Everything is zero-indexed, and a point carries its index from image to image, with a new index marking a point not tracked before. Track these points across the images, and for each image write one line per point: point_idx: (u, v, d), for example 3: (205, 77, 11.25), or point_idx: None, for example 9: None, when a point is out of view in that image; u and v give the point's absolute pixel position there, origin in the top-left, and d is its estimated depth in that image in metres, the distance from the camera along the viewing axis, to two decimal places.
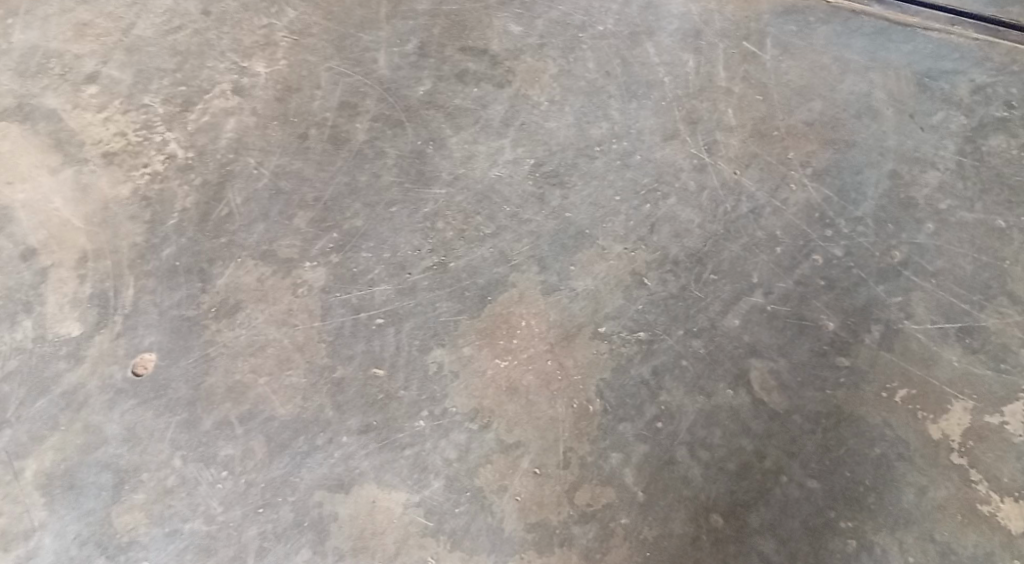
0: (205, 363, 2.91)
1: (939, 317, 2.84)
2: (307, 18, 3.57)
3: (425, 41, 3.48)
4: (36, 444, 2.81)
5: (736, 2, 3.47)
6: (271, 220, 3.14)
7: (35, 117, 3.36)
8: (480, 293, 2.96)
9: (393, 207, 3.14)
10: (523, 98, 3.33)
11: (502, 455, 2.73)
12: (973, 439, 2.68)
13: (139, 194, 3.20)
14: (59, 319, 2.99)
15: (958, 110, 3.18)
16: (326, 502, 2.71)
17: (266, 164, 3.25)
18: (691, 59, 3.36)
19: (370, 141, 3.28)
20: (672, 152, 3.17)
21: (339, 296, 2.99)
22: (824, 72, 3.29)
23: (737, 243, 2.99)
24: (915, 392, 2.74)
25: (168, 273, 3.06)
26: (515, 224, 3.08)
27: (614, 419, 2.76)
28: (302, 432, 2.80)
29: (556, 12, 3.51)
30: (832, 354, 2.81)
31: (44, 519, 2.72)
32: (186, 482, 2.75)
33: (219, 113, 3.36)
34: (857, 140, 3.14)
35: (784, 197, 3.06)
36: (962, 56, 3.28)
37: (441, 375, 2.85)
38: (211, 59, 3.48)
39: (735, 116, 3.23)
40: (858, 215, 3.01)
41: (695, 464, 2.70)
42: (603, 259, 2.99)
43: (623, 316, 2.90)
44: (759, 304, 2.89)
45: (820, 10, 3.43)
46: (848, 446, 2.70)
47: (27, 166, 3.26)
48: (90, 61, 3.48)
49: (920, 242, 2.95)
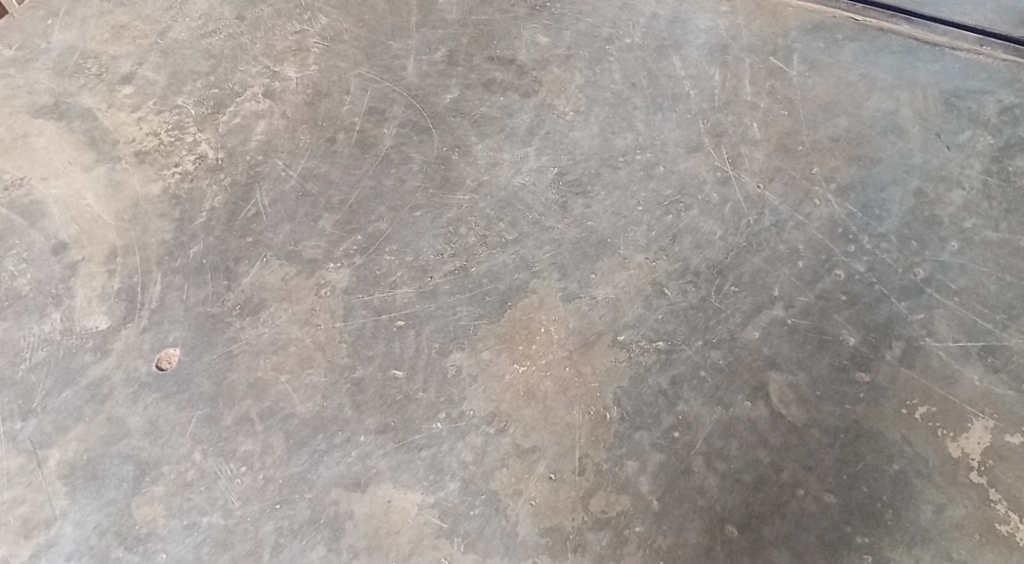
0: (228, 360, 2.95)
1: (962, 335, 2.82)
2: (339, 25, 3.63)
3: (454, 50, 3.53)
4: (60, 435, 2.86)
5: (765, 17, 3.48)
6: (297, 221, 3.19)
7: (71, 115, 3.44)
8: (500, 298, 2.99)
9: (417, 211, 3.18)
10: (549, 107, 3.36)
11: (518, 459, 2.75)
12: (994, 459, 2.66)
13: (169, 192, 3.27)
14: (87, 312, 3.05)
15: (985, 130, 3.16)
16: (343, 500, 2.73)
17: (294, 166, 3.30)
18: (717, 73, 3.38)
19: (396, 146, 3.32)
20: (696, 164, 3.19)
21: (361, 297, 3.03)
22: (850, 88, 3.29)
23: (758, 256, 2.99)
24: (936, 410, 2.72)
25: (195, 270, 3.11)
26: (537, 231, 3.10)
27: (631, 427, 2.77)
28: (321, 430, 2.83)
29: (584, 24, 3.54)
30: (852, 369, 2.80)
31: (66, 508, 2.76)
32: (205, 476, 2.79)
33: (250, 115, 3.42)
34: (883, 157, 3.14)
35: (807, 211, 3.06)
36: (990, 76, 3.27)
37: (460, 378, 2.87)
38: (244, 62, 3.55)
39: (760, 130, 3.24)
40: (882, 231, 3.00)
41: (711, 475, 2.70)
42: (624, 268, 3.01)
43: (642, 325, 2.91)
44: (780, 317, 2.89)
45: (848, 27, 3.43)
46: (865, 462, 2.68)
47: (62, 163, 3.34)
48: (126, 62, 3.56)
49: (944, 260, 2.94)
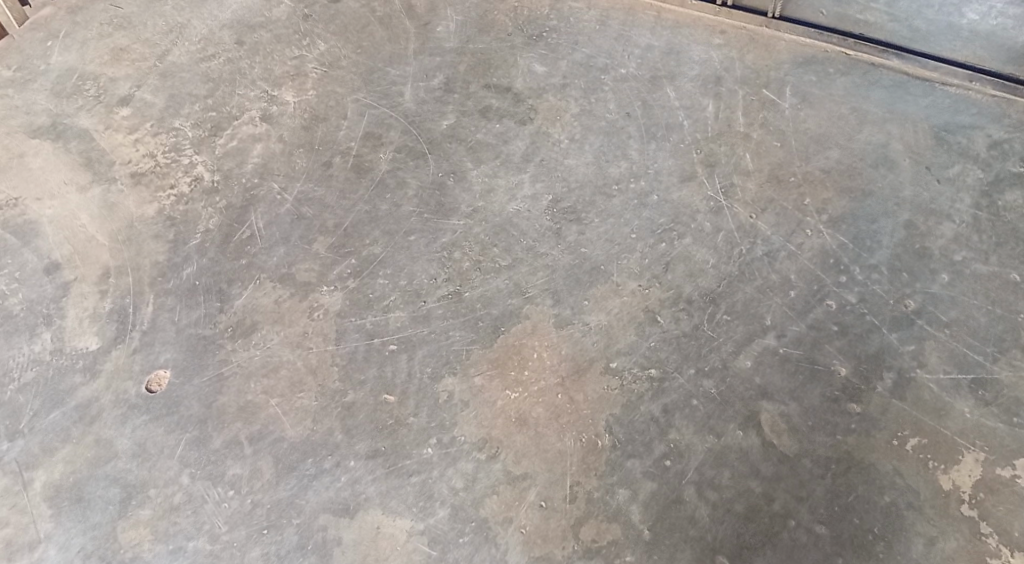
0: (219, 383, 2.93)
1: (952, 367, 2.82)
2: (337, 51, 3.70)
3: (451, 77, 3.58)
4: (47, 456, 2.82)
5: (757, 51, 3.56)
6: (292, 244, 3.20)
7: (67, 136, 3.48)
8: (493, 324, 2.99)
9: (411, 236, 3.19)
10: (544, 135, 3.40)
11: (508, 486, 2.72)
12: (984, 491, 2.63)
13: (164, 214, 3.28)
14: (78, 332, 3.04)
15: (975, 164, 3.20)
16: (331, 526, 2.69)
17: (289, 190, 3.33)
18: (711, 104, 3.43)
19: (392, 171, 3.35)
20: (689, 194, 3.21)
21: (354, 321, 3.03)
22: (842, 121, 3.34)
23: (751, 285, 3.01)
24: (927, 441, 2.71)
25: (188, 292, 3.11)
26: (531, 257, 3.11)
27: (622, 455, 2.75)
28: (311, 454, 2.80)
29: (579, 55, 3.62)
30: (844, 400, 2.79)
31: (50, 531, 2.71)
32: (193, 500, 2.74)
33: (247, 139, 3.46)
34: (874, 189, 3.17)
35: (799, 241, 3.08)
36: (979, 111, 3.32)
37: (451, 403, 2.85)
38: (242, 86, 3.61)
39: (753, 161, 3.27)
40: (873, 262, 3.02)
41: (702, 504, 2.67)
42: (617, 295, 3.02)
43: (634, 352, 2.91)
44: (772, 346, 2.89)
45: (839, 62, 3.49)
46: (857, 492, 2.66)
47: (57, 183, 3.36)
48: (124, 84, 3.63)
49: (934, 292, 2.95)
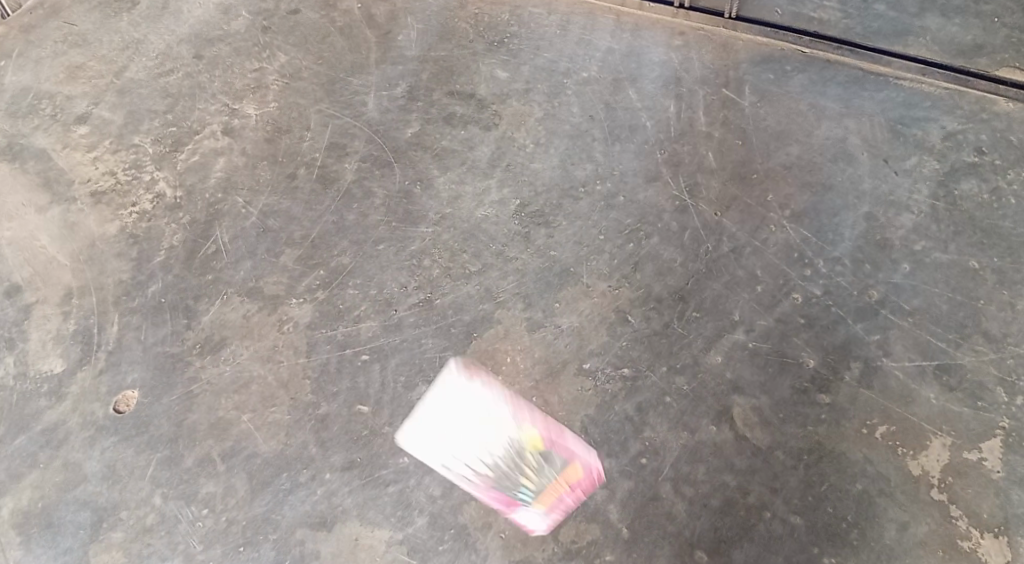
0: (189, 400, 2.89)
1: (918, 355, 2.86)
2: (299, 62, 3.70)
3: (414, 86, 3.60)
4: (14, 482, 2.77)
5: (716, 50, 3.61)
6: (259, 257, 3.18)
7: (25, 156, 3.44)
8: (465, 330, 2.99)
9: (379, 245, 3.18)
10: (508, 140, 3.42)
11: (486, 492, 2.70)
12: (953, 475, 2.65)
13: (126, 232, 3.24)
14: (41, 355, 2.98)
15: (930, 155, 3.27)
16: (309, 540, 2.65)
17: (254, 203, 3.30)
18: (672, 105, 3.47)
19: (358, 181, 3.34)
20: (654, 194, 3.25)
21: (325, 332, 3.00)
22: (801, 117, 3.40)
23: (718, 281, 3.04)
24: (895, 429, 2.73)
25: (154, 309, 3.07)
26: (500, 262, 3.12)
27: (599, 455, 2.74)
28: (286, 469, 2.76)
29: (541, 59, 3.64)
30: (814, 391, 2.81)
31: (20, 559, 2.64)
32: (166, 520, 2.69)
33: (209, 153, 3.44)
34: (834, 183, 3.23)
35: (764, 237, 3.12)
36: (933, 104, 3.39)
37: (425, 411, 2.84)
38: (202, 101, 3.60)
39: (716, 159, 3.32)
40: (837, 254, 3.07)
41: (679, 501, 2.66)
42: (587, 296, 3.03)
43: (607, 352, 2.92)
44: (741, 341, 2.91)
45: (796, 59, 3.56)
46: (829, 482, 2.67)
47: (15, 205, 3.31)
48: (80, 102, 3.60)
49: (896, 282, 3.00)
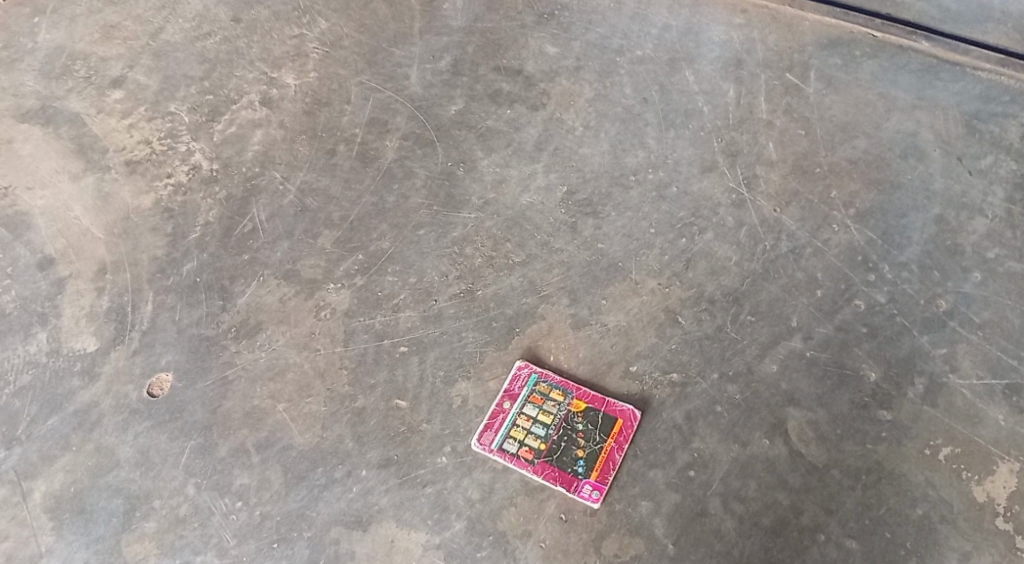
0: (223, 387, 2.82)
1: (986, 372, 2.70)
2: (339, 29, 3.53)
3: (459, 59, 3.43)
4: (47, 464, 2.73)
5: (779, 31, 3.38)
6: (296, 238, 3.07)
7: (58, 120, 3.34)
8: (507, 324, 2.87)
9: (419, 230, 3.06)
10: (557, 121, 3.26)
11: (527, 497, 2.62)
12: (1020, 504, 2.53)
13: (161, 206, 3.15)
14: (75, 332, 2.92)
15: (1008, 155, 3.07)
16: (344, 539, 2.60)
17: (291, 180, 3.19)
18: (732, 89, 3.28)
19: (399, 160, 3.21)
20: (709, 186, 3.09)
21: (362, 321, 2.91)
22: (869, 109, 3.20)
23: (775, 283, 2.89)
24: (960, 451, 2.60)
25: (189, 289, 2.99)
26: (546, 253, 2.99)
27: (644, 465, 2.64)
28: (321, 463, 2.70)
29: (593, 34, 3.45)
30: (874, 407, 2.68)
31: (52, 544, 2.63)
32: (199, 512, 2.65)
33: (246, 125, 3.32)
34: (903, 182, 3.04)
35: (825, 237, 2.96)
36: (1012, 99, 3.18)
37: (465, 409, 2.74)
38: (240, 68, 3.46)
39: (777, 150, 3.14)
40: (903, 260, 2.90)
41: (728, 517, 2.57)
42: (636, 293, 2.90)
43: (656, 355, 2.79)
44: (798, 349, 2.77)
45: (867, 43, 3.33)
46: (888, 505, 2.55)
47: (49, 173, 3.22)
48: (115, 65, 3.48)
49: (966, 292, 2.84)
